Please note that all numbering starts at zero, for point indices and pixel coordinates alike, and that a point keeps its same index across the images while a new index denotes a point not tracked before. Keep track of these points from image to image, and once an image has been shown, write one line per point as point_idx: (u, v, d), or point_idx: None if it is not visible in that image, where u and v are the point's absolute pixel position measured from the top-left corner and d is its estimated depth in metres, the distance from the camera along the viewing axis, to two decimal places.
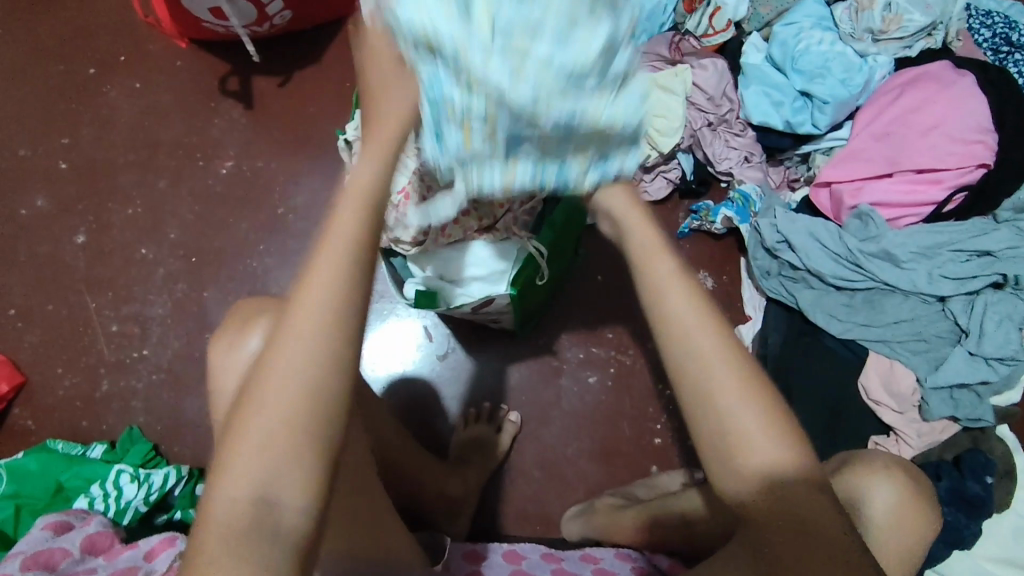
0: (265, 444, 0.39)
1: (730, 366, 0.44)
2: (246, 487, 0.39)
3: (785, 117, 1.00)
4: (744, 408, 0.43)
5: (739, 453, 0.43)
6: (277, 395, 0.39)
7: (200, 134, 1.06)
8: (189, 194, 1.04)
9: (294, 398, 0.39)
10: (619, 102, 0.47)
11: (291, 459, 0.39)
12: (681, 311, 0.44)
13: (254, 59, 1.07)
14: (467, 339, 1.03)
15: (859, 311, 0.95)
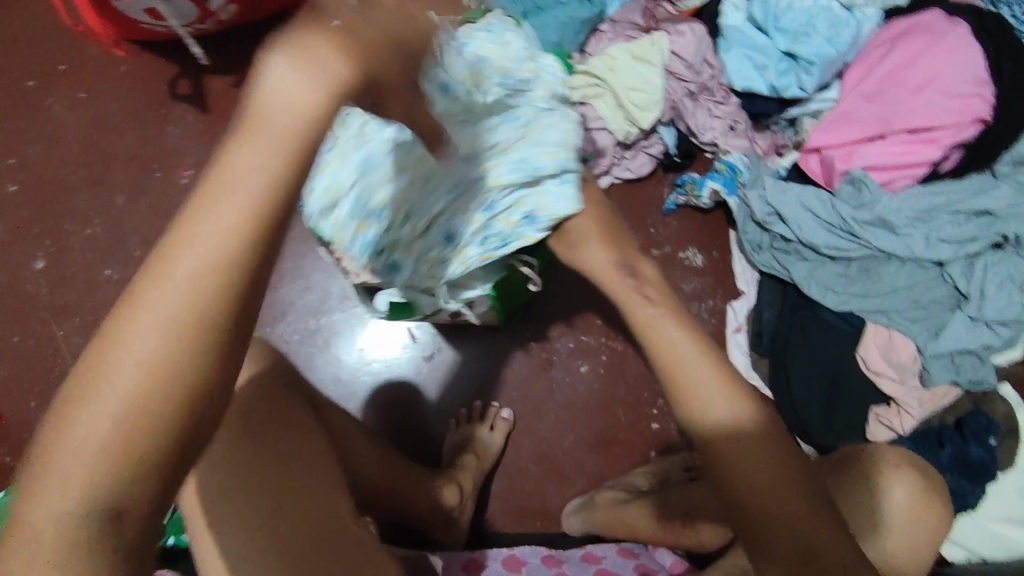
0: (101, 399, 0.29)
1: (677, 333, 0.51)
2: (73, 462, 0.29)
3: (770, 82, 0.95)
4: (694, 357, 0.49)
5: (701, 399, 0.47)
6: (131, 348, 0.30)
7: (155, 143, 1.01)
8: (150, 208, 0.99)
9: (152, 355, 0.29)
10: (544, 191, 0.69)
11: (136, 426, 0.29)
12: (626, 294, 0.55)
13: (203, 59, 1.01)
14: (452, 336, 0.99)
15: (855, 281, 0.91)
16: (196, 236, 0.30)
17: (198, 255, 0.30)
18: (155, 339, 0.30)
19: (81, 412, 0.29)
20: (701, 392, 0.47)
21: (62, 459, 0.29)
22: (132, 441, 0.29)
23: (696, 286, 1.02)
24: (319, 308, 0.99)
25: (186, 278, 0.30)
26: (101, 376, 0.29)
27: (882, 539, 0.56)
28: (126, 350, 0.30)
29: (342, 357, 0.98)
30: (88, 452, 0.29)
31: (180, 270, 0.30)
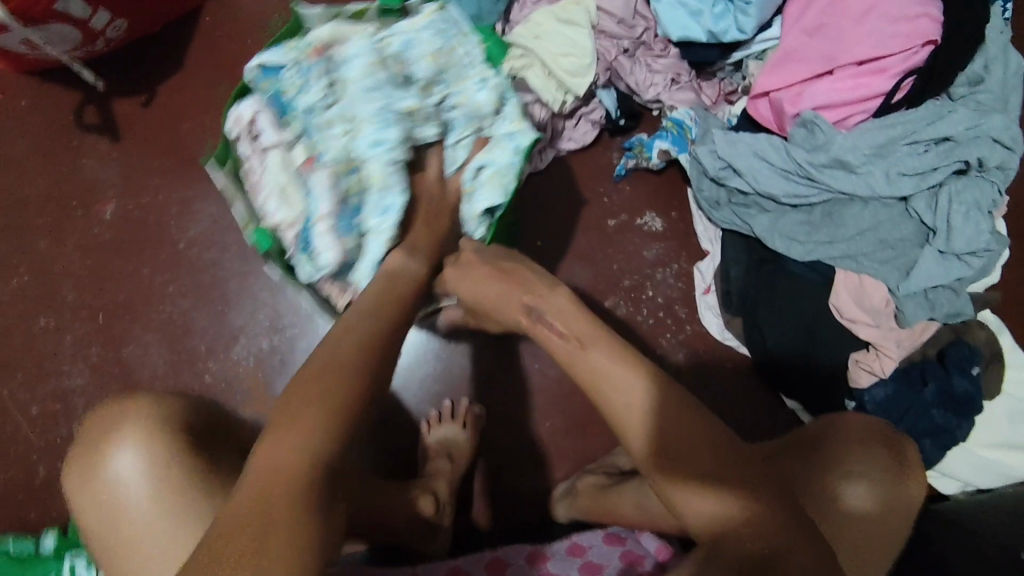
0: (274, 466, 0.42)
1: (594, 342, 0.52)
2: (257, 526, 0.39)
3: (707, 28, 0.88)
4: (621, 373, 0.49)
5: (626, 406, 0.48)
6: (278, 437, 0.44)
7: (71, 178, 0.95)
8: (77, 248, 0.94)
9: (309, 438, 0.44)
10: (509, 171, 0.77)
11: (296, 491, 0.41)
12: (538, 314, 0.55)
13: (103, 81, 0.94)
14: (412, 338, 0.96)
15: (820, 228, 0.87)
16: (323, 364, 0.48)
17: (334, 372, 0.47)
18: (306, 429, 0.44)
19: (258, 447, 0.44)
20: (621, 399, 0.49)
21: (253, 522, 0.39)
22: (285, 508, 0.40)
23: (657, 252, 0.99)
24: (264, 330, 0.94)
25: (318, 399, 0.45)
26: (260, 452, 0.43)
27: (906, 488, 0.58)
28: (276, 437, 0.44)
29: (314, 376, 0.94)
30: (270, 519, 0.39)
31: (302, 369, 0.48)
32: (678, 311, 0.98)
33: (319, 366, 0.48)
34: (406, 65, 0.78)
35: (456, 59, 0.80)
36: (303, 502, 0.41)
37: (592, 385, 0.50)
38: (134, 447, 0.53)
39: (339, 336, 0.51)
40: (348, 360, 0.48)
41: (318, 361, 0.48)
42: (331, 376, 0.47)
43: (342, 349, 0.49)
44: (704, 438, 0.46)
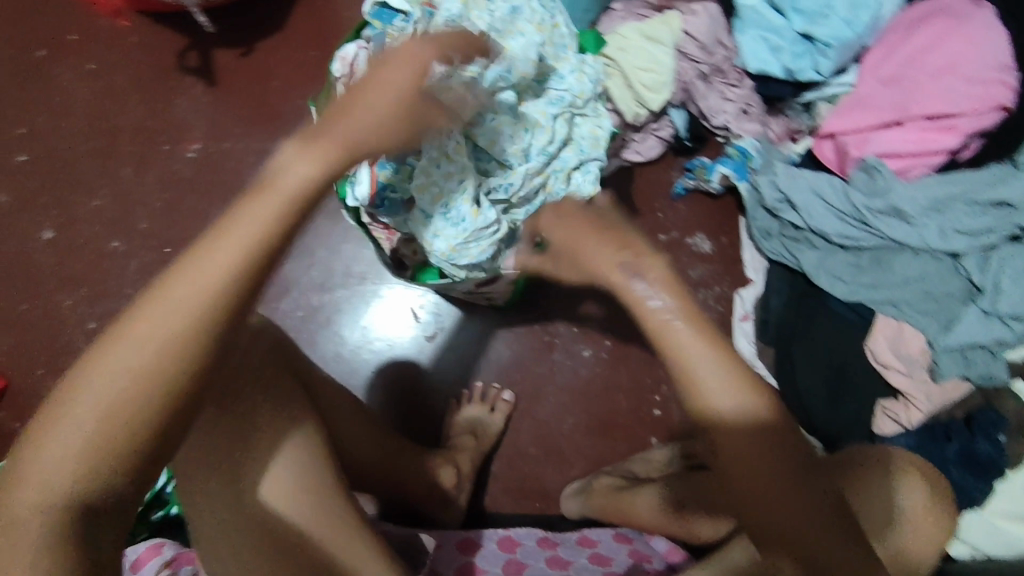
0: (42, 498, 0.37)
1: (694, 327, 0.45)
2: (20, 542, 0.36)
3: (785, 64, 0.91)
4: (714, 374, 0.44)
5: (708, 414, 0.44)
6: (66, 438, 0.38)
7: (162, 116, 1.01)
8: (157, 180, 1.00)
9: (82, 439, 0.38)
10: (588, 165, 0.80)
11: (116, 423, 0.38)
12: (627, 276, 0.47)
13: (210, 30, 1.00)
14: (454, 316, 0.99)
15: (867, 271, 0.89)
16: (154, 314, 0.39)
17: (165, 329, 0.39)
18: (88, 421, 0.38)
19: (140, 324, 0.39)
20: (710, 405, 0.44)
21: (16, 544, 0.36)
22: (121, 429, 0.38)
23: (703, 272, 1.01)
24: (322, 285, 0.99)
25: (123, 376, 0.38)
26: (43, 453, 0.38)
27: (900, 534, 0.59)
28: (56, 434, 0.38)
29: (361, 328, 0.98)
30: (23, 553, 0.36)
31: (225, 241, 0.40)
32: None
33: (145, 320, 0.39)
34: (511, 36, 0.77)
35: (556, 37, 0.80)
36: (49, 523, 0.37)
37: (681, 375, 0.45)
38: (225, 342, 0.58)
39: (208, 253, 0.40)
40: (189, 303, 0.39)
41: (145, 310, 0.39)
42: (168, 332, 0.39)
43: (184, 288, 0.39)
44: (767, 466, 0.43)
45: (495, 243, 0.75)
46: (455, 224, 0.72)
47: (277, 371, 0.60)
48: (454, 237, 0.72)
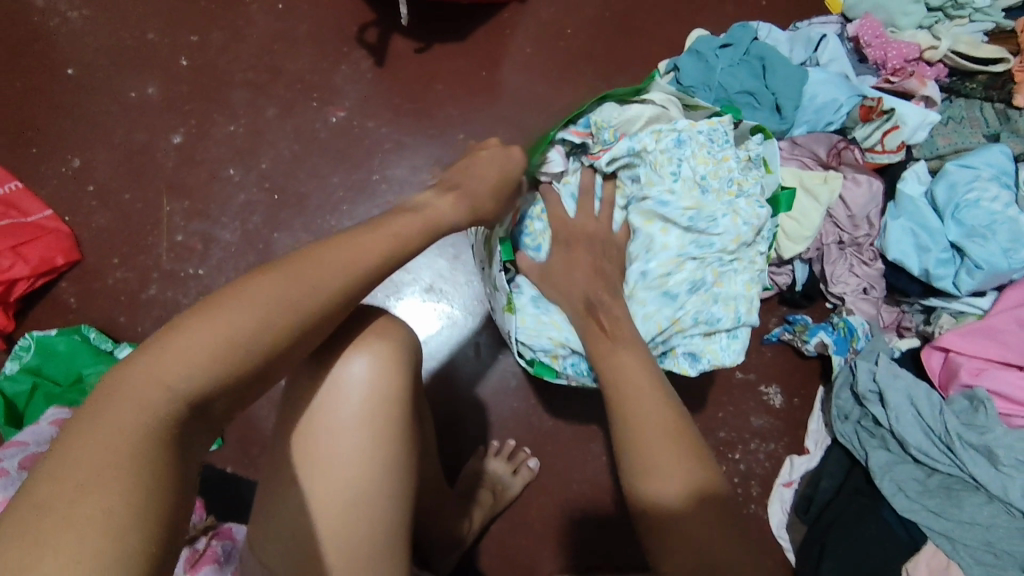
0: (93, 494, 0.36)
1: (631, 391, 0.60)
2: (59, 533, 0.34)
3: (925, 265, 0.90)
4: (650, 425, 0.55)
5: (650, 485, 0.51)
6: (95, 442, 0.38)
7: (325, 74, 1.03)
8: (294, 130, 1.01)
9: (152, 397, 0.41)
10: (740, 318, 0.78)
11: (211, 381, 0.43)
12: (617, 367, 0.64)
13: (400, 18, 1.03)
14: (513, 367, 0.97)
15: (932, 495, 0.85)
16: (195, 330, 0.44)
17: (216, 341, 0.44)
18: (112, 428, 0.39)
19: (236, 297, 0.46)
20: (658, 462, 0.52)
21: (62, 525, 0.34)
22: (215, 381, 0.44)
23: (764, 425, 0.99)
24: (403, 287, 0.98)
25: (159, 395, 0.41)
26: (117, 402, 0.41)
27: None
28: (76, 436, 0.38)
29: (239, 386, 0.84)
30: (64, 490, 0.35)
31: (325, 250, 0.51)
32: (753, 487, 0.97)
33: (188, 333, 0.44)
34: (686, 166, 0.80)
35: (723, 170, 0.80)
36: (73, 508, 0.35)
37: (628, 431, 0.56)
38: (378, 362, 0.56)
39: (273, 279, 0.48)
40: (240, 316, 0.45)
41: (185, 331, 0.44)
42: (251, 312, 0.45)
43: (236, 304, 0.46)
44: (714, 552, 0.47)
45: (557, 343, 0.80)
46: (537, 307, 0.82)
47: (399, 389, 0.57)
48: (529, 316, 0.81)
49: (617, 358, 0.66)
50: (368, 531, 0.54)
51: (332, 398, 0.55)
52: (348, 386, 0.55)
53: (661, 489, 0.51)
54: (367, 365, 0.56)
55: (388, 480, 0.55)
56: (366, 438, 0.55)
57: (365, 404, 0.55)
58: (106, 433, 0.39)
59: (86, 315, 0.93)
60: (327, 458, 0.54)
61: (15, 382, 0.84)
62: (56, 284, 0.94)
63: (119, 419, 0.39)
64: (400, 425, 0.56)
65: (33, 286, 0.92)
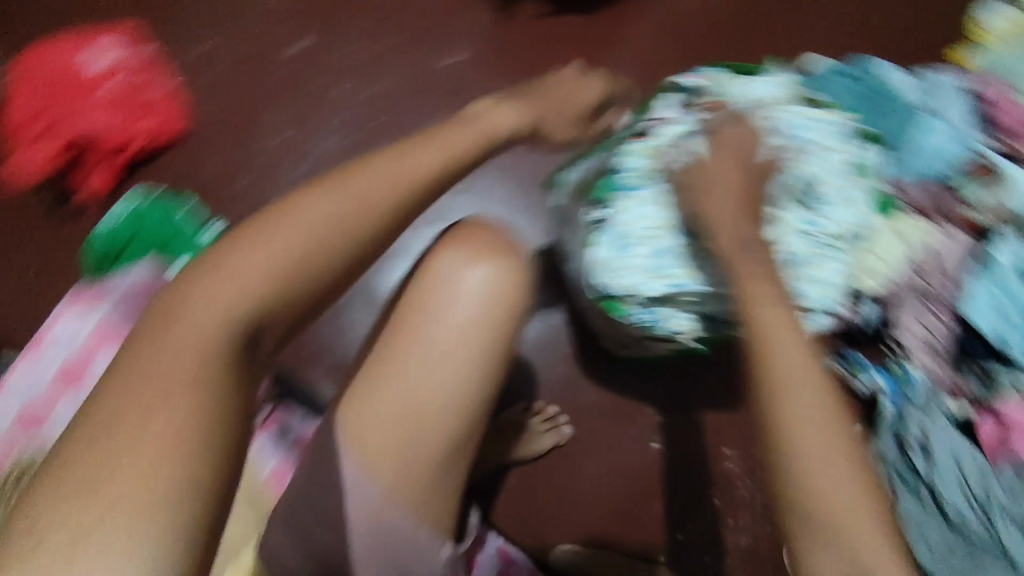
0: (170, 407, 0.45)
1: (800, 382, 0.48)
2: (150, 424, 0.44)
3: (1000, 330, 0.90)
4: (817, 428, 0.47)
5: (813, 513, 0.46)
6: (181, 347, 0.46)
7: (450, 14, 1.04)
8: (409, 61, 1.03)
9: (229, 301, 0.48)
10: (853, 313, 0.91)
11: (279, 290, 0.50)
12: (780, 352, 0.49)
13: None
14: (565, 335, 0.97)
15: (959, 558, 0.84)
16: (310, 210, 0.51)
17: (330, 218, 0.51)
18: (241, 284, 0.49)
19: (291, 211, 0.51)
20: (815, 469, 0.46)
21: (144, 448, 0.42)
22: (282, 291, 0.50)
23: None
24: None
25: (275, 260, 0.49)
26: (200, 304, 0.48)
27: None
28: (215, 288, 0.48)
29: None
30: (167, 382, 0.45)
31: (367, 172, 0.54)
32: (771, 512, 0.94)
33: (304, 211, 0.51)
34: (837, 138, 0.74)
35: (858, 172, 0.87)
36: (218, 369, 0.47)
37: (787, 425, 0.47)
38: (496, 270, 0.63)
39: (376, 167, 0.54)
40: (347, 200, 0.52)
41: (302, 207, 0.51)
42: (304, 232, 0.50)
43: (291, 223, 0.50)
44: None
45: (639, 275, 0.63)
46: (625, 228, 0.66)
47: (513, 301, 0.63)
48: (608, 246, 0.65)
49: (780, 335, 0.50)
50: (456, 422, 0.61)
51: (451, 291, 0.62)
52: (471, 288, 0.62)
53: (819, 519, 0.46)
54: (488, 271, 0.62)
55: (455, 379, 0.60)
56: (475, 339, 0.61)
57: (485, 310, 0.62)
58: (194, 331, 0.47)
59: (182, 187, 0.97)
60: (438, 348, 0.61)
61: (116, 234, 0.91)
62: (161, 154, 0.98)
63: (205, 322, 0.47)
64: (505, 332, 0.63)
65: (140, 153, 0.97)
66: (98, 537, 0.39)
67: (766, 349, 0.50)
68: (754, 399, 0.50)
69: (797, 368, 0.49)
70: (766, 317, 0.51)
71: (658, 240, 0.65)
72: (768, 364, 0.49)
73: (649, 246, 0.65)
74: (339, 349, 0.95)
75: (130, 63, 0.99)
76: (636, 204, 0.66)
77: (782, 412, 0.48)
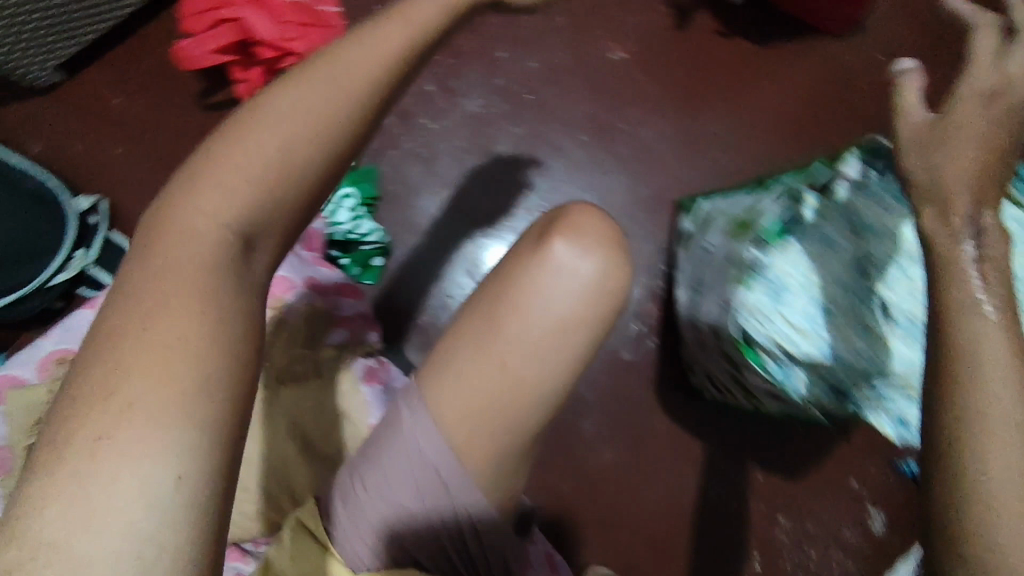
0: (172, 316, 0.37)
1: (1002, 439, 0.34)
2: (159, 310, 0.37)
3: None
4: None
5: None
6: (183, 237, 0.40)
7: (625, 7, 1.02)
8: (571, 43, 1.01)
9: (230, 183, 0.41)
10: None
11: (277, 172, 0.41)
12: (982, 394, 0.35)
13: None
14: (650, 356, 0.95)
15: None
16: (276, 106, 0.42)
17: (295, 111, 0.42)
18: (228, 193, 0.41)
19: (286, 84, 0.43)
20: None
21: (141, 336, 0.36)
22: (283, 176, 0.41)
23: (859, 545, 0.91)
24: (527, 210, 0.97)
25: (261, 163, 0.41)
26: (202, 193, 0.41)
27: None
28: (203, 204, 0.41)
29: (421, 241, 0.95)
30: (186, 275, 0.39)
31: (357, 41, 0.44)
32: None
33: (272, 104, 0.42)
34: None
35: None
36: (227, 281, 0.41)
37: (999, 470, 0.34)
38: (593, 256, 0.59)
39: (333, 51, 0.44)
40: (324, 89, 0.42)
41: (265, 105, 0.42)
42: (297, 106, 0.42)
43: (289, 98, 0.42)
44: None
45: (787, 333, 0.57)
46: (779, 276, 0.58)
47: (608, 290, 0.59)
48: (758, 290, 0.58)
49: (992, 349, 0.35)
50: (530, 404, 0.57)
51: (545, 270, 0.59)
52: (567, 268, 0.59)
53: None
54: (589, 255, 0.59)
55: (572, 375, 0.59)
56: (570, 321, 0.58)
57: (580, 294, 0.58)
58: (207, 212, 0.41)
59: None
60: (527, 325, 0.57)
61: None
62: None
63: (216, 206, 0.41)
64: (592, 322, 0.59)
65: None
66: (109, 446, 0.34)
67: (975, 360, 0.35)
68: (930, 425, 0.36)
69: (1004, 396, 0.34)
70: (985, 334, 0.36)
71: (826, 295, 0.57)
72: (974, 380, 0.35)
73: (809, 299, 0.58)
74: (427, 310, 0.94)
75: None
76: (796, 258, 0.59)
77: (987, 439, 0.34)
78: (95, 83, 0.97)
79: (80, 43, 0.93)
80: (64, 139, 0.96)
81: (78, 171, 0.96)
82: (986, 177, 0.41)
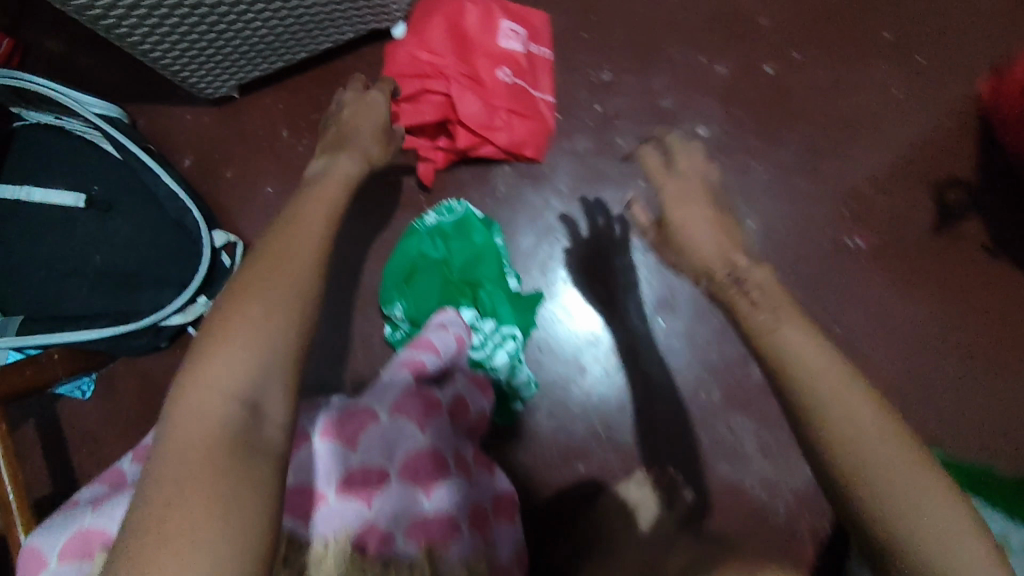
0: (190, 506, 0.36)
1: (913, 474, 0.39)
2: (184, 500, 0.36)
3: None
4: (895, 460, 0.40)
5: None
6: (189, 440, 0.39)
7: (879, 190, 0.85)
8: (802, 215, 0.85)
9: (231, 372, 0.41)
10: None
11: (269, 345, 0.42)
12: (857, 430, 0.41)
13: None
14: None
15: None
16: (249, 305, 0.43)
17: (273, 277, 0.45)
18: (251, 346, 0.42)
19: (254, 265, 0.47)
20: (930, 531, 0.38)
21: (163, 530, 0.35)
22: (274, 353, 0.42)
23: None
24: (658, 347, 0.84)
25: (275, 323, 0.43)
26: (194, 391, 0.40)
27: None
28: (227, 358, 0.41)
29: (572, 384, 0.84)
30: (194, 476, 0.37)
31: (295, 222, 0.51)
32: None
33: (251, 296, 0.44)
34: None
35: None
36: (244, 450, 0.39)
37: (859, 461, 0.40)
38: None
39: (299, 215, 0.51)
40: (278, 270, 0.46)
41: (249, 272, 0.46)
42: (273, 283, 0.45)
43: (253, 279, 0.45)
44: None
45: None
46: None
47: None
48: None
49: (798, 345, 0.45)
50: None
51: None
52: None
53: None
54: None
55: None
56: None
57: None
58: (206, 412, 0.40)
59: (500, 210, 0.85)
60: None
61: (430, 241, 0.81)
62: (500, 164, 0.85)
63: (206, 399, 0.40)
64: None
65: (488, 157, 0.83)
66: None
67: (804, 369, 0.44)
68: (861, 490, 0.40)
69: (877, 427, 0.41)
70: (846, 404, 0.42)
71: None
72: (810, 396, 0.43)
73: None
74: (549, 471, 0.82)
75: (530, 55, 0.83)
76: None
77: (860, 422, 0.41)
78: (268, 110, 0.87)
79: (266, 70, 0.83)
80: (219, 162, 0.87)
81: (226, 200, 0.87)
82: (714, 236, 0.69)
